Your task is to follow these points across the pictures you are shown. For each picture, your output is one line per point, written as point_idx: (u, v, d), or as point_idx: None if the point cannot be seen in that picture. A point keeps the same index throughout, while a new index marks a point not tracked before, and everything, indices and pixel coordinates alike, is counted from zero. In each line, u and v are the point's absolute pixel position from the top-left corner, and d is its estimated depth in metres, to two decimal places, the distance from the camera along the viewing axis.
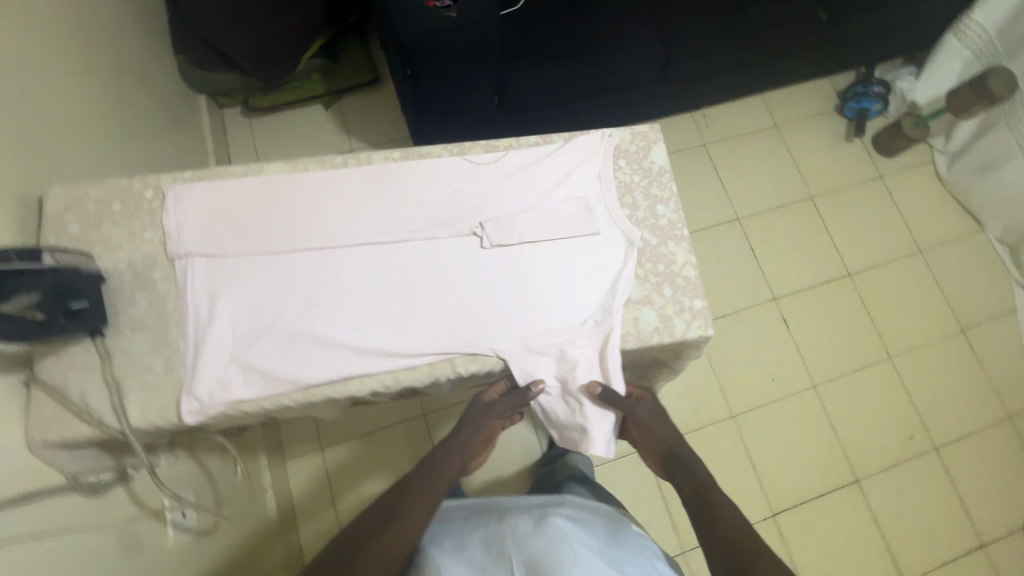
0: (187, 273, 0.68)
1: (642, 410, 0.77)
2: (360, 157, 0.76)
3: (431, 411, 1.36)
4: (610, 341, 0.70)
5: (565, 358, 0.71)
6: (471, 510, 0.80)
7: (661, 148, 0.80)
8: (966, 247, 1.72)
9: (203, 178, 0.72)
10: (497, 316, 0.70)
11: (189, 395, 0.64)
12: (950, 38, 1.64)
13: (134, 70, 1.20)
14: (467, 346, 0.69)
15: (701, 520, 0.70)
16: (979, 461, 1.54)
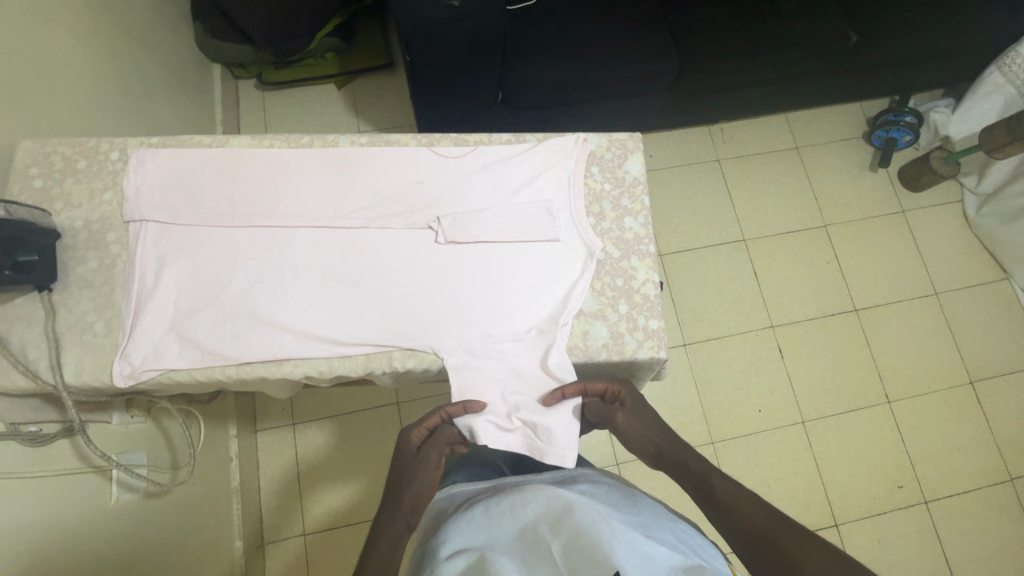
0: (139, 237, 0.69)
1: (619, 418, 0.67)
2: (327, 139, 0.75)
3: (404, 400, 1.35)
4: (552, 351, 0.68)
5: (505, 363, 0.68)
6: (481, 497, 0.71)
7: (637, 158, 0.78)
8: (987, 294, 1.63)
9: (169, 145, 0.73)
10: (441, 313, 0.69)
11: (124, 358, 0.64)
12: (994, 72, 1.53)
13: (144, 34, 1.21)
14: (406, 341, 0.67)
15: (710, 511, 0.61)
16: (971, 521, 1.45)
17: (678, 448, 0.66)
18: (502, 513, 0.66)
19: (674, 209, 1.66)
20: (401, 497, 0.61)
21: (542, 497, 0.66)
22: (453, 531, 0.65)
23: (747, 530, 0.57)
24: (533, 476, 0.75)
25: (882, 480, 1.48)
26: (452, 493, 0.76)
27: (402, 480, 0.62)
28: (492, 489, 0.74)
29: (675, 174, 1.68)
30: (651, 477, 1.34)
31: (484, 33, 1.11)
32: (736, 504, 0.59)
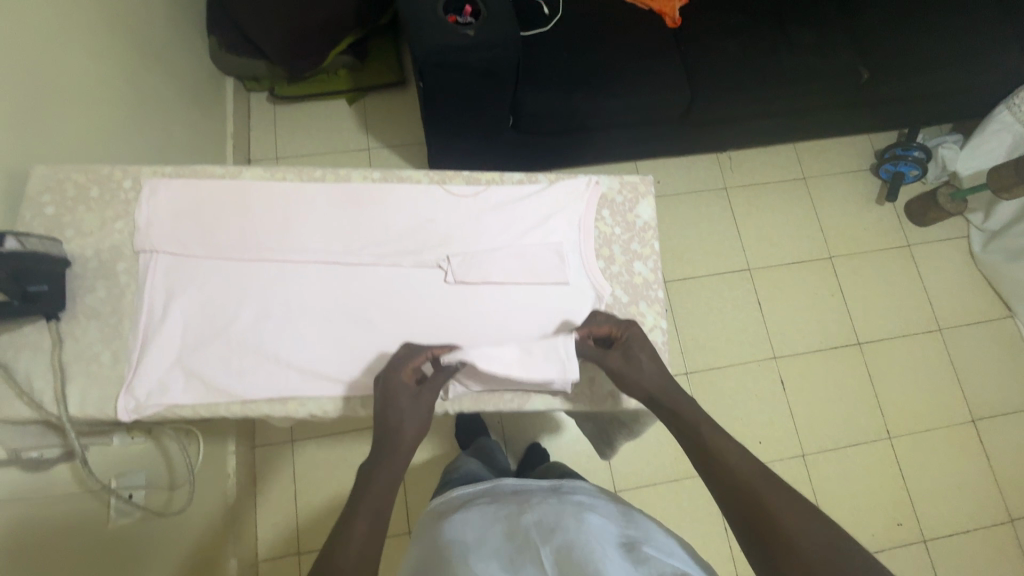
0: (149, 268, 0.69)
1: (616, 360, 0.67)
2: (339, 174, 0.76)
3: None
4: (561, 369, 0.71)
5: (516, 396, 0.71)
6: (479, 502, 0.79)
7: (648, 202, 0.78)
8: (990, 332, 1.63)
9: (181, 175, 0.73)
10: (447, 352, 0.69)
11: (129, 392, 0.65)
12: (1002, 111, 1.54)
13: (157, 49, 1.22)
14: None
15: (696, 457, 0.62)
16: (969, 562, 1.44)
17: (674, 392, 0.66)
18: (498, 519, 0.73)
19: (680, 235, 1.66)
20: (401, 431, 0.61)
21: (536, 510, 0.73)
22: (452, 529, 0.73)
23: (731, 479, 0.59)
24: (527, 483, 0.82)
25: (881, 516, 1.47)
26: (452, 498, 0.84)
27: (401, 415, 0.62)
28: (489, 493, 0.81)
29: (682, 201, 1.69)
30: (650, 507, 1.34)
31: (497, 62, 1.12)
32: (723, 454, 0.60)
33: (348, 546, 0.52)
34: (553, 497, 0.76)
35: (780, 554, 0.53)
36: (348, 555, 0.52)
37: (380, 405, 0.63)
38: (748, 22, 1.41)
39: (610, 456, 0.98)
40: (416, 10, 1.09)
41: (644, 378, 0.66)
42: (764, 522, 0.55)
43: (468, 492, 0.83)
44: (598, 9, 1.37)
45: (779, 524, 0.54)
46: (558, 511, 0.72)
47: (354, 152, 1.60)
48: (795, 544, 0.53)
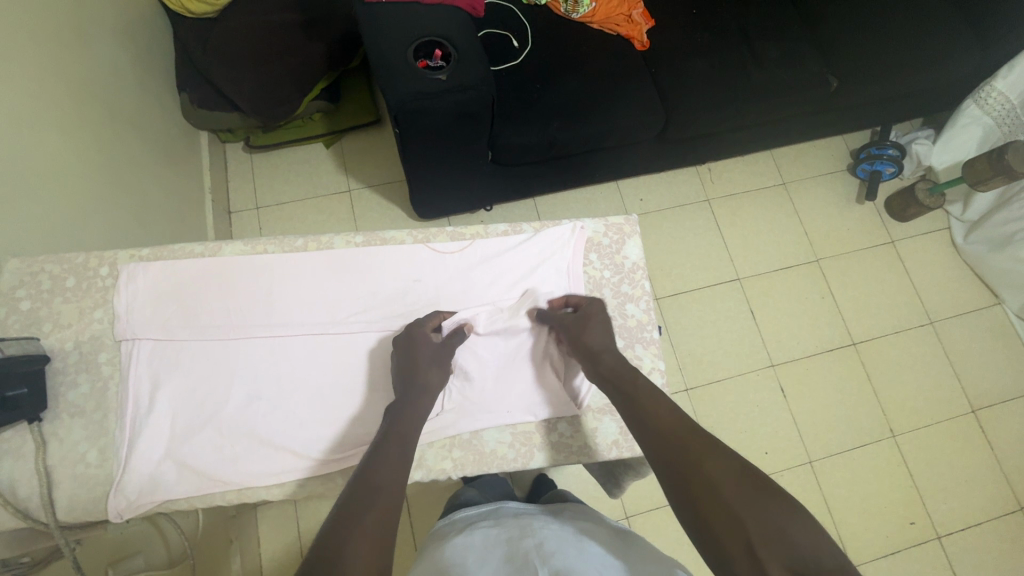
0: (131, 356, 0.67)
1: (575, 321, 0.69)
2: (322, 241, 0.74)
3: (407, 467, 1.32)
4: (556, 394, 0.72)
5: (523, 452, 0.71)
6: (481, 524, 0.76)
7: (635, 242, 0.79)
8: (981, 320, 1.65)
9: (159, 258, 0.71)
10: (449, 403, 0.70)
11: (118, 491, 0.63)
12: (970, 104, 1.57)
13: (129, 113, 1.20)
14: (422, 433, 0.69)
15: (639, 429, 0.61)
16: (985, 555, 1.44)
17: (621, 364, 0.66)
18: (498, 541, 0.70)
19: (668, 250, 1.66)
20: (425, 379, 0.65)
21: (539, 535, 0.71)
22: (450, 550, 0.70)
23: (669, 450, 0.57)
24: (529, 507, 0.80)
25: (893, 516, 1.46)
26: (454, 519, 0.80)
27: (426, 364, 0.66)
28: (492, 516, 0.78)
29: (667, 216, 1.69)
30: (663, 530, 1.33)
31: (472, 103, 1.12)
32: (664, 425, 0.59)
33: (378, 480, 0.54)
34: (556, 524, 0.74)
35: (719, 525, 0.50)
36: (378, 490, 0.53)
37: (402, 359, 0.66)
38: (714, 40, 1.41)
39: (619, 495, 0.96)
40: (386, 58, 1.09)
41: (589, 338, 0.68)
42: (703, 494, 0.52)
43: (470, 514, 0.80)
44: (567, 38, 1.38)
45: (717, 493, 0.52)
46: (561, 538, 0.70)
47: (335, 195, 1.59)
48: (736, 513, 0.50)
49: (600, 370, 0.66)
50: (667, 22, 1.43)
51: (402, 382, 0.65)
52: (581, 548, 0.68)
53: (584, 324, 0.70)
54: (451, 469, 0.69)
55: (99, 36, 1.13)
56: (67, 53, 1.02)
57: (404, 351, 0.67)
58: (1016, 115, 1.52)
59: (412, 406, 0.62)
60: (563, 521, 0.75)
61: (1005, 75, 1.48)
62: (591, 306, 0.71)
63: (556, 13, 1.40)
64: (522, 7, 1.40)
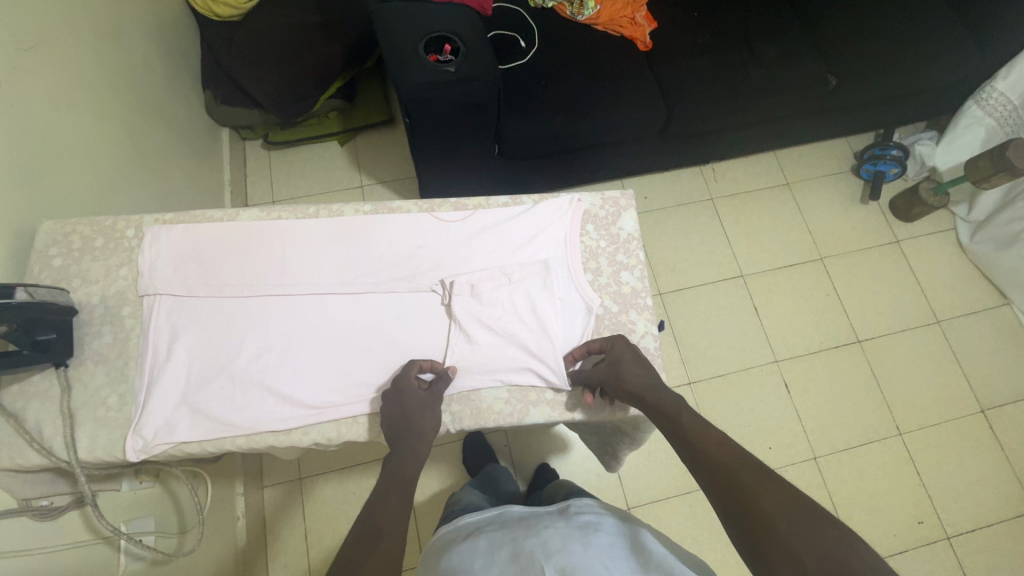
0: (153, 309, 0.72)
1: (619, 361, 0.70)
2: (332, 209, 0.79)
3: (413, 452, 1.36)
4: (555, 352, 0.74)
5: (520, 408, 0.73)
6: (486, 530, 0.78)
7: (630, 215, 0.83)
8: (989, 319, 1.64)
9: (182, 221, 0.76)
10: (451, 358, 0.73)
11: (135, 432, 0.67)
12: (972, 105, 1.59)
13: (157, 104, 1.27)
14: None
15: (692, 464, 0.62)
16: (996, 556, 1.41)
17: (666, 399, 0.67)
18: (505, 543, 0.73)
19: (672, 247, 1.69)
20: (420, 430, 0.65)
21: (543, 533, 0.73)
22: (458, 559, 0.73)
23: (723, 482, 0.58)
24: (533, 506, 0.82)
25: (901, 515, 1.44)
26: (459, 525, 0.83)
27: (417, 414, 0.66)
28: (497, 519, 0.81)
29: (670, 215, 1.72)
30: (665, 521, 1.34)
31: (479, 95, 1.17)
32: (716, 459, 0.60)
33: (379, 524, 0.56)
34: (560, 520, 0.76)
35: (777, 558, 0.50)
36: (379, 534, 0.55)
37: (394, 410, 0.67)
38: (715, 41, 1.46)
39: (617, 468, 0.99)
40: (397, 51, 1.14)
41: (624, 379, 0.69)
42: (759, 527, 0.53)
43: (475, 518, 0.83)
44: (572, 39, 1.43)
45: (773, 526, 0.52)
46: (565, 534, 0.72)
47: (348, 190, 1.65)
48: (794, 543, 0.50)
49: (646, 410, 0.67)
50: (670, 23, 1.48)
51: (393, 418, 0.66)
52: (586, 543, 0.70)
53: (616, 365, 0.70)
54: (449, 422, 0.72)
55: (132, 32, 1.21)
56: (102, 45, 1.09)
57: (395, 402, 0.67)
58: (1017, 116, 1.55)
59: (409, 453, 0.64)
60: (568, 515, 0.77)
61: (1005, 76, 1.51)
62: (615, 346, 0.72)
63: (562, 16, 1.46)
64: (530, 11, 1.46)
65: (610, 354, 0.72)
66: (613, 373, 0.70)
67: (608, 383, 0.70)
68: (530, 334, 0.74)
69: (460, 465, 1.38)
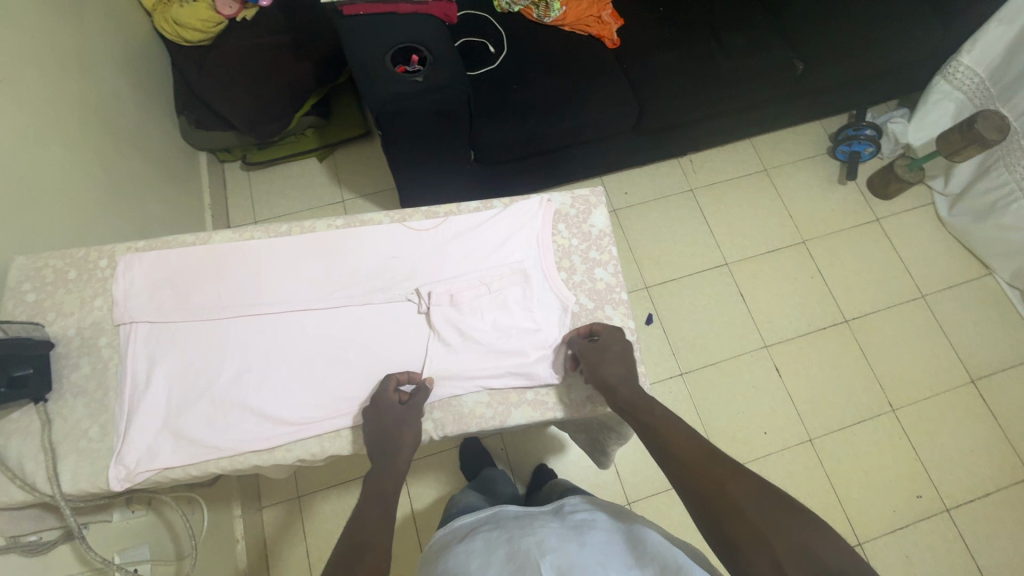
0: (129, 337, 0.72)
1: (608, 347, 0.72)
2: (305, 226, 0.79)
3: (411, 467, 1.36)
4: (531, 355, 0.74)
5: (502, 411, 0.73)
6: (482, 530, 0.78)
7: (601, 212, 0.84)
8: (973, 290, 1.65)
9: (154, 248, 0.77)
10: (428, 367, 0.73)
11: (118, 461, 0.67)
12: (939, 80, 1.61)
13: (130, 133, 1.28)
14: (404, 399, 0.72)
15: (659, 459, 0.63)
16: (995, 525, 1.42)
17: (639, 395, 0.68)
18: (500, 542, 0.73)
19: (655, 240, 1.70)
20: (399, 442, 0.66)
21: (538, 533, 0.72)
22: (454, 559, 0.72)
23: (691, 472, 0.60)
24: (528, 508, 0.82)
25: (898, 491, 1.45)
26: (454, 527, 0.83)
27: (396, 428, 0.66)
28: (492, 520, 0.81)
29: (651, 208, 1.73)
30: (665, 514, 1.34)
31: (448, 102, 1.18)
32: (685, 450, 0.62)
33: (365, 537, 0.57)
34: (556, 520, 0.76)
35: (749, 546, 0.53)
36: (366, 547, 0.56)
37: (373, 426, 0.67)
38: (682, 34, 1.47)
39: (609, 464, 1.00)
40: (364, 63, 1.15)
41: (610, 364, 0.70)
42: (730, 518, 0.55)
43: (470, 520, 0.83)
44: (539, 40, 1.44)
45: (745, 516, 0.54)
46: (561, 535, 0.72)
47: (330, 206, 1.66)
48: (765, 532, 0.53)
49: (618, 403, 0.68)
50: (636, 19, 1.49)
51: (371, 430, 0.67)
52: (582, 542, 0.71)
53: (602, 349, 0.72)
54: (431, 429, 0.72)
55: (101, 63, 1.22)
56: (69, 78, 1.09)
57: (374, 417, 0.68)
58: (985, 89, 1.55)
59: (388, 468, 0.64)
60: (563, 517, 0.77)
61: (970, 49, 1.51)
62: (609, 334, 0.73)
63: (529, 19, 1.47)
64: (497, 16, 1.47)
65: (603, 340, 0.73)
66: (597, 357, 0.71)
67: (587, 364, 0.71)
68: (508, 339, 0.75)
69: (458, 471, 1.38)
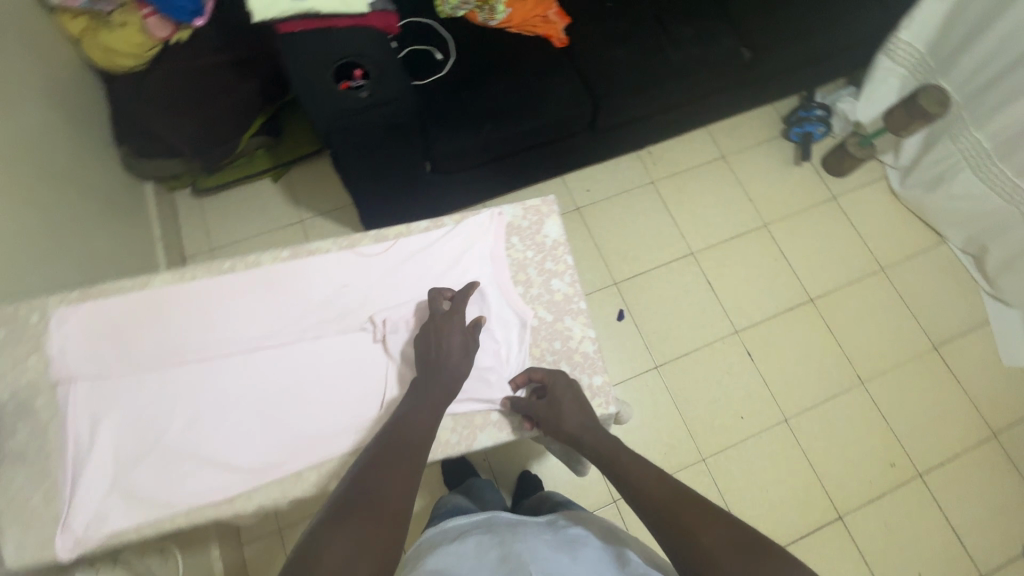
0: (67, 396, 0.68)
1: (557, 399, 0.71)
2: (249, 259, 0.77)
3: None
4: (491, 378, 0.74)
5: (468, 436, 0.73)
6: (474, 533, 0.76)
7: (553, 221, 0.83)
8: (929, 260, 1.70)
9: (88, 297, 0.73)
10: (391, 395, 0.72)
11: (65, 530, 0.63)
12: (881, 58, 1.65)
13: (65, 171, 1.22)
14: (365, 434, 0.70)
15: (633, 504, 0.61)
16: (965, 486, 1.47)
17: (605, 439, 0.67)
18: (493, 546, 0.71)
19: (621, 235, 1.70)
20: (448, 359, 0.69)
21: (532, 542, 0.71)
22: (443, 556, 0.69)
23: (667, 522, 0.57)
24: (521, 518, 0.81)
25: (872, 462, 1.49)
26: (444, 529, 0.80)
27: (445, 346, 0.70)
28: (484, 525, 0.78)
29: (615, 204, 1.73)
30: None
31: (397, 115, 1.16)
32: (657, 497, 0.59)
33: (409, 440, 0.63)
34: (548, 533, 0.75)
35: None
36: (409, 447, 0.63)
37: (426, 338, 0.71)
38: (629, 29, 1.47)
39: (587, 471, 1.00)
40: (306, 83, 1.09)
41: (565, 421, 0.69)
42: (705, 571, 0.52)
43: (462, 523, 0.80)
44: (486, 44, 1.42)
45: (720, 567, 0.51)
46: (554, 547, 0.71)
47: (288, 227, 1.62)
48: None
49: (585, 453, 0.68)
50: (582, 17, 1.48)
51: (427, 369, 0.69)
52: (574, 557, 0.70)
53: (555, 404, 0.71)
54: None
55: (26, 99, 1.15)
56: None
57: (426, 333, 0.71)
58: (925, 65, 1.60)
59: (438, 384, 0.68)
60: (556, 530, 0.76)
61: (907, 27, 1.56)
62: (555, 384, 0.72)
63: (474, 23, 1.44)
64: (442, 21, 1.44)
65: (551, 392, 0.72)
66: (553, 414, 0.70)
67: (546, 423, 0.71)
68: None
69: (440, 486, 1.37)
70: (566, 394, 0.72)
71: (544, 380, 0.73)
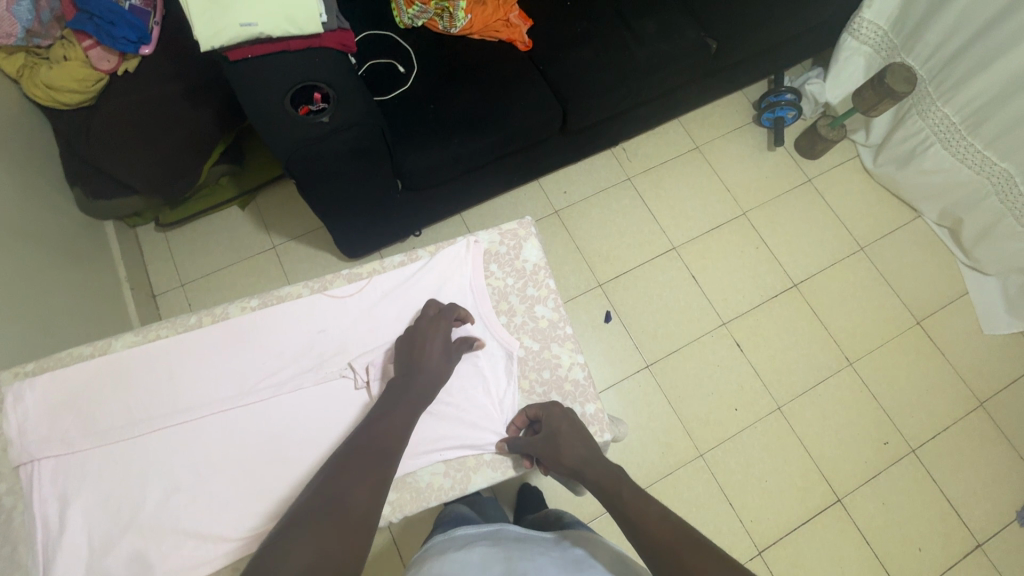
0: (33, 478, 0.70)
1: (555, 433, 0.73)
2: (216, 313, 0.78)
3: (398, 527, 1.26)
4: (476, 417, 0.77)
5: (461, 478, 0.75)
6: (480, 544, 0.75)
7: (531, 244, 0.86)
8: (906, 235, 1.72)
9: (45, 369, 0.75)
10: None
11: None
12: (846, 37, 1.64)
13: (15, 223, 1.15)
14: None
15: (634, 539, 0.60)
16: (957, 457, 1.50)
17: (606, 472, 0.68)
18: (499, 559, 0.70)
19: (601, 235, 1.68)
20: (423, 363, 0.73)
21: (538, 560, 0.70)
22: (448, 564, 0.69)
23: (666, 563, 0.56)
24: (529, 532, 0.80)
25: (865, 441, 1.50)
26: (452, 536, 0.79)
27: (423, 354, 0.74)
28: (491, 537, 0.77)
29: (593, 204, 1.71)
30: None
31: (367, 138, 1.11)
32: (657, 535, 0.58)
33: (387, 442, 0.66)
34: (555, 551, 0.73)
35: None
36: (389, 451, 0.66)
37: (406, 344, 0.75)
38: (593, 28, 1.44)
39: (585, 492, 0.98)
40: (262, 109, 1.04)
41: (563, 454, 0.71)
42: None
43: (470, 532, 0.79)
44: (448, 53, 1.38)
45: None
46: (559, 566, 0.69)
47: (260, 255, 1.57)
48: None
49: (586, 484, 0.69)
50: (544, 19, 1.45)
51: (408, 371, 0.73)
52: None
53: (554, 437, 0.72)
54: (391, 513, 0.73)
55: None
56: None
57: (410, 336, 0.76)
58: (889, 41, 1.60)
59: (416, 394, 0.71)
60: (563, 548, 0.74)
61: (869, 5, 1.55)
62: (550, 417, 0.74)
63: (435, 32, 1.40)
64: (401, 33, 1.40)
65: (547, 426, 0.74)
66: (552, 449, 0.72)
67: (546, 458, 0.72)
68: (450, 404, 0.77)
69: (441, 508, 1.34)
70: (565, 427, 0.74)
71: (540, 416, 0.75)
